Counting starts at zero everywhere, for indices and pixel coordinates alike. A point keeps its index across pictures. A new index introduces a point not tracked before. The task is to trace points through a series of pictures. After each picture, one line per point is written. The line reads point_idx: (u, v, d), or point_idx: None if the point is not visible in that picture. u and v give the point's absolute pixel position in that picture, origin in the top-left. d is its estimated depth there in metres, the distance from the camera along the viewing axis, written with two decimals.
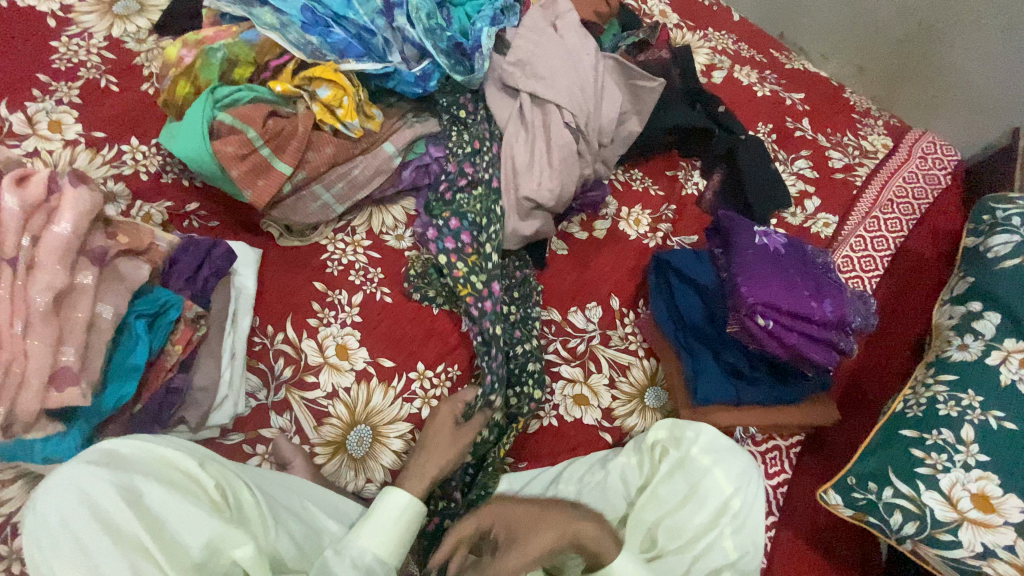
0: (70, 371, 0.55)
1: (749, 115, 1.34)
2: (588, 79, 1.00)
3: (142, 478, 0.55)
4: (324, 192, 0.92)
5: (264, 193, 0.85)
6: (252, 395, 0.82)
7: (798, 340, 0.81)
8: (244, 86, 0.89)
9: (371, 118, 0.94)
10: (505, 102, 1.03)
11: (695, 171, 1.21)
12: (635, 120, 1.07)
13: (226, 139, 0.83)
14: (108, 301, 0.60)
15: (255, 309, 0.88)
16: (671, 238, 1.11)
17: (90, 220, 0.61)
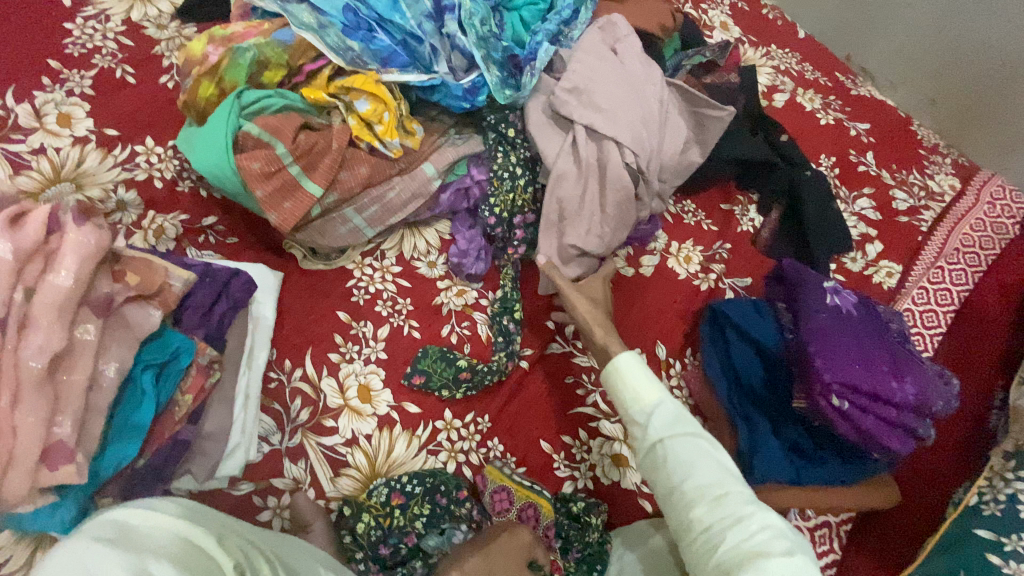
0: (66, 446, 0.47)
1: (812, 144, 1.23)
2: (653, 113, 0.90)
3: (153, 557, 0.47)
4: (355, 214, 0.84)
5: (290, 216, 0.77)
6: (266, 439, 0.75)
7: (873, 424, 0.74)
8: (273, 90, 0.81)
9: (411, 134, 0.87)
10: (554, 136, 0.90)
11: (751, 206, 1.11)
12: (697, 151, 0.96)
13: (252, 154, 0.74)
14: (112, 358, 0.52)
15: (273, 341, 0.80)
16: (724, 281, 1.02)
17: (97, 263, 0.52)
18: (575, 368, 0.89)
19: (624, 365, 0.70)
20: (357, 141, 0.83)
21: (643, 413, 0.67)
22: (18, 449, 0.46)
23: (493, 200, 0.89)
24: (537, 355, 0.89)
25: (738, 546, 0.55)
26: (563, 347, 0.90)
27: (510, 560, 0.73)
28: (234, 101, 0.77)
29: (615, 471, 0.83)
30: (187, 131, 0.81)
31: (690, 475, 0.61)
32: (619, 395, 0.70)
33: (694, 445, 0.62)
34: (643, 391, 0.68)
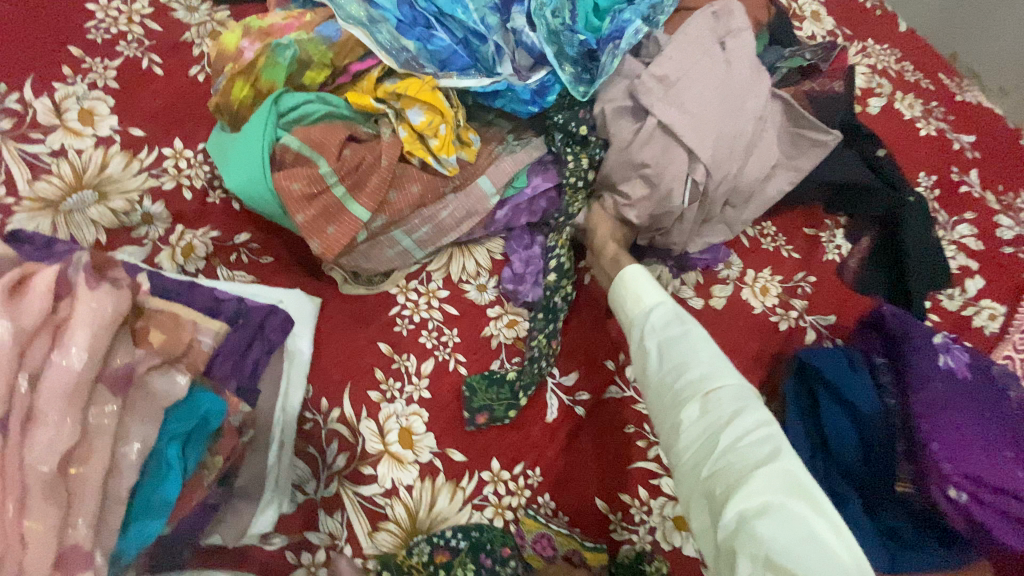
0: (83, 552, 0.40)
1: (909, 159, 1.09)
2: (745, 132, 0.77)
3: None
4: (405, 236, 0.76)
5: (331, 243, 0.68)
6: (300, 488, 0.68)
7: (995, 521, 0.63)
8: (315, 94, 0.71)
9: (466, 144, 0.78)
10: (626, 128, 0.78)
11: (839, 231, 0.99)
12: (788, 176, 0.85)
13: (296, 172, 0.67)
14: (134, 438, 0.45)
15: (310, 376, 0.73)
16: (805, 318, 0.91)
17: (115, 330, 0.44)
18: (636, 416, 0.80)
19: (629, 271, 0.71)
20: (408, 157, 0.74)
21: (644, 313, 0.68)
22: (25, 562, 0.38)
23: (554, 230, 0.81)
24: (594, 400, 0.80)
25: (732, 443, 0.53)
26: (622, 391, 0.81)
27: None
28: (272, 108, 0.68)
29: (676, 535, 0.74)
30: (220, 136, 0.72)
31: (682, 366, 0.60)
32: (627, 310, 0.70)
33: (688, 339, 0.61)
34: (643, 294, 0.68)
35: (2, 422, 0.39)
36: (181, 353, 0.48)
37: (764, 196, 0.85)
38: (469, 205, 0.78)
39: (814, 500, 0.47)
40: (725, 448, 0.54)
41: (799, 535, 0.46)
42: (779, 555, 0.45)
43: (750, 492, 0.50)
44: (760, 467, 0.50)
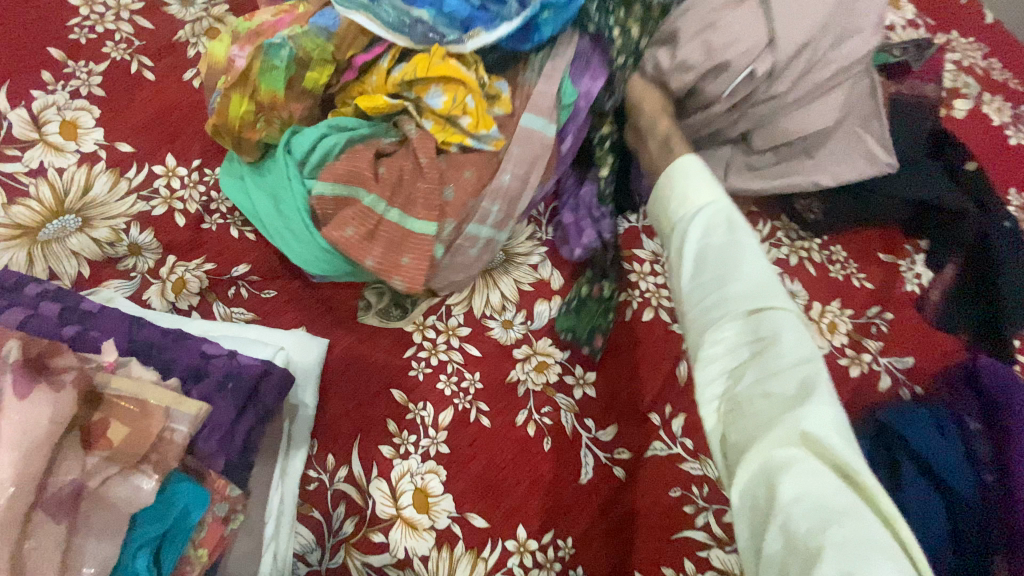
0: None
1: (1001, 173, 0.94)
2: (828, 64, 0.67)
3: None
4: (483, 226, 0.66)
5: (406, 276, 0.62)
6: (302, 558, 0.61)
7: None
8: (326, 123, 0.63)
9: (497, 97, 0.68)
10: None
11: (919, 256, 0.86)
12: (821, 178, 0.72)
13: (341, 218, 0.62)
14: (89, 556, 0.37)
15: (315, 429, 0.65)
16: (879, 360, 0.79)
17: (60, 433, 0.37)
18: (683, 477, 0.69)
19: (680, 169, 0.54)
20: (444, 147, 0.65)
21: (686, 216, 0.52)
22: None
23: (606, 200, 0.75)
24: (634, 457, 0.70)
25: (762, 380, 0.43)
26: (668, 448, 0.71)
27: None
28: (290, 159, 0.63)
29: None
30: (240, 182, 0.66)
31: (723, 284, 0.47)
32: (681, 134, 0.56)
33: (734, 252, 0.48)
34: (695, 195, 0.52)
35: None
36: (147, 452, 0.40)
37: (783, 177, 0.72)
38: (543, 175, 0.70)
39: (849, 453, 0.39)
40: (757, 384, 0.44)
41: (825, 492, 0.38)
42: (792, 522, 0.38)
43: (777, 436, 0.41)
44: (788, 416, 0.41)
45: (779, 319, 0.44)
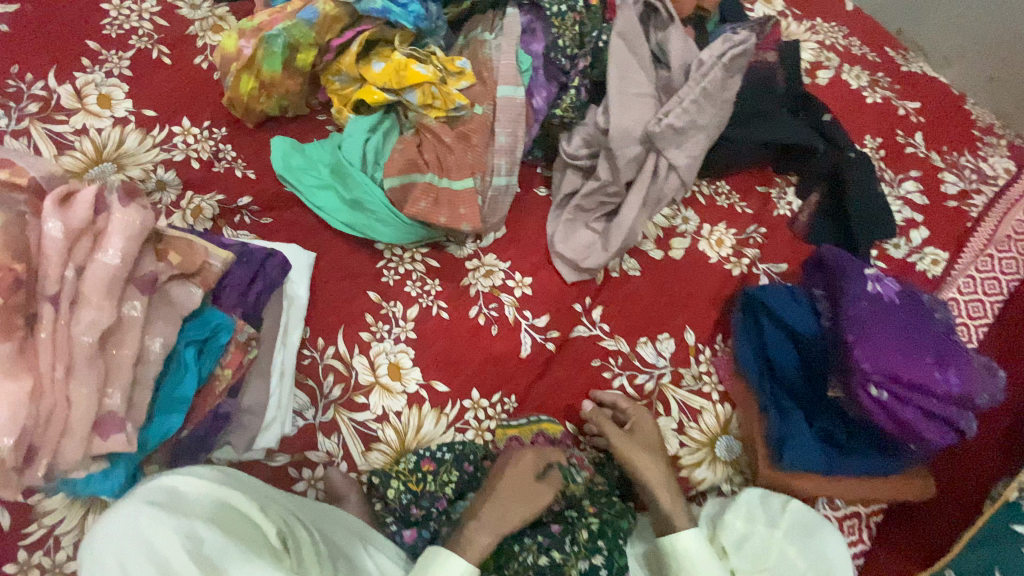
0: (115, 416, 0.51)
1: (857, 124, 1.17)
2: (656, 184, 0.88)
3: (202, 522, 0.51)
4: (499, 177, 0.83)
5: (470, 219, 0.80)
6: (300, 414, 0.77)
7: (913, 415, 0.72)
8: (368, 133, 0.84)
9: (462, 73, 0.83)
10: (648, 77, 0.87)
11: (790, 188, 1.06)
12: (589, 240, 0.91)
13: (414, 196, 0.80)
14: (157, 332, 0.55)
15: (307, 319, 0.82)
16: (758, 266, 0.98)
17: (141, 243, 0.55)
18: (602, 351, 0.88)
19: (689, 552, 0.69)
20: (437, 119, 0.82)
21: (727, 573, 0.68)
22: (71, 419, 0.49)
23: (558, 112, 0.89)
24: (563, 338, 0.89)
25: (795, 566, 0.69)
26: (590, 330, 0.90)
27: (521, 485, 0.69)
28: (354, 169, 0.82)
29: None
30: (298, 175, 0.84)
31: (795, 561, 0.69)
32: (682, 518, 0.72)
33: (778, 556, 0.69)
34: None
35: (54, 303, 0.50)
36: (193, 271, 0.59)
37: (579, 226, 0.92)
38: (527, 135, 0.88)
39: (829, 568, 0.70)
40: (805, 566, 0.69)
41: None
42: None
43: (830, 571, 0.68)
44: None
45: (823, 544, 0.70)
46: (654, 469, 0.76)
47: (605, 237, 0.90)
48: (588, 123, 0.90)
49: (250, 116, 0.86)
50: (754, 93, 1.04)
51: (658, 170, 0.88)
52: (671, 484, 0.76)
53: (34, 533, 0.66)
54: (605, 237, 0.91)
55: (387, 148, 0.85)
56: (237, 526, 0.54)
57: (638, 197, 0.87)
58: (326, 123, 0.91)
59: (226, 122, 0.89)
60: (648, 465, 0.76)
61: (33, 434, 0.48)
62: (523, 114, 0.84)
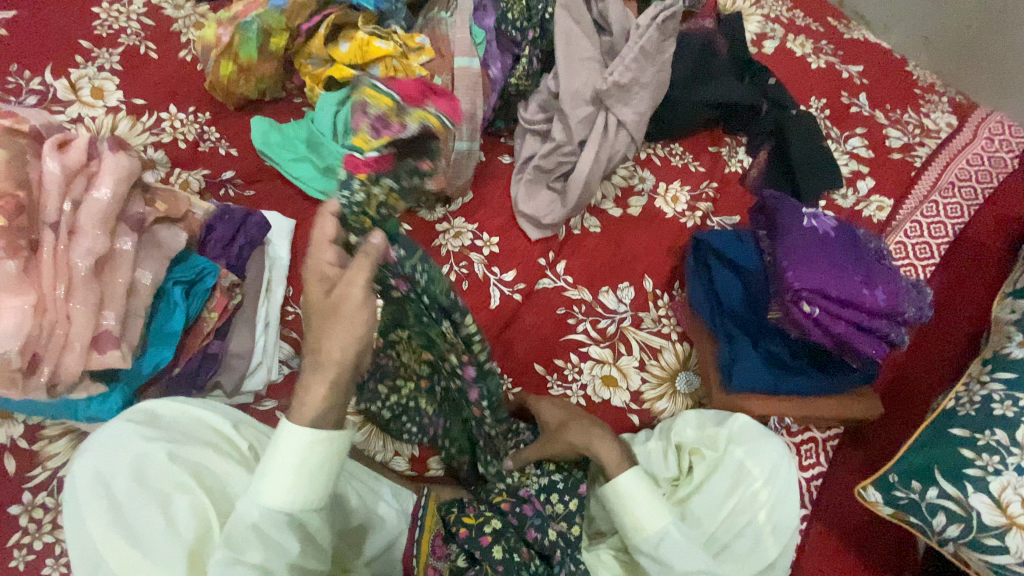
0: (110, 335, 0.63)
1: (801, 88, 1.25)
2: (609, 136, 0.96)
3: (178, 437, 0.61)
4: (461, 142, 0.92)
5: (435, 179, 0.89)
6: (285, 363, 0.81)
7: (845, 329, 0.79)
8: (338, 106, 0.92)
9: (422, 48, 0.94)
10: (585, 44, 0.99)
11: (740, 147, 1.14)
12: (551, 201, 0.97)
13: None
14: (147, 268, 0.69)
15: (289, 279, 0.86)
16: (712, 219, 1.05)
17: (129, 186, 0.69)
18: (566, 300, 0.94)
19: (629, 492, 0.66)
20: (400, 90, 0.93)
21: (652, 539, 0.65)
22: (72, 334, 0.61)
23: (513, 80, 1.00)
24: (529, 289, 0.94)
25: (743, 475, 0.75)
26: (554, 282, 0.95)
27: (322, 316, 0.54)
28: (327, 139, 0.91)
29: (605, 390, 0.89)
30: (273, 146, 0.91)
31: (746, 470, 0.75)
32: (611, 455, 0.70)
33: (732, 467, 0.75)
34: (647, 522, 0.65)
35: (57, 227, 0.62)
36: (179, 217, 0.75)
37: (538, 190, 0.98)
38: (485, 104, 0.98)
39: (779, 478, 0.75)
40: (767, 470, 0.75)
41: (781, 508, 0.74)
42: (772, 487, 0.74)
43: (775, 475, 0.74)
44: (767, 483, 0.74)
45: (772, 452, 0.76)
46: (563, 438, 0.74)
47: (564, 194, 0.96)
48: (542, 90, 1.01)
49: (231, 99, 0.94)
50: (697, 57, 1.12)
51: (608, 126, 0.96)
52: (586, 429, 0.73)
53: (40, 476, 0.72)
54: (565, 193, 0.97)
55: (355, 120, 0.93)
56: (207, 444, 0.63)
57: (591, 151, 0.95)
58: (302, 105, 1.00)
59: (209, 106, 0.97)
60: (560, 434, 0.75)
61: (38, 345, 0.60)
62: (477, 84, 0.94)
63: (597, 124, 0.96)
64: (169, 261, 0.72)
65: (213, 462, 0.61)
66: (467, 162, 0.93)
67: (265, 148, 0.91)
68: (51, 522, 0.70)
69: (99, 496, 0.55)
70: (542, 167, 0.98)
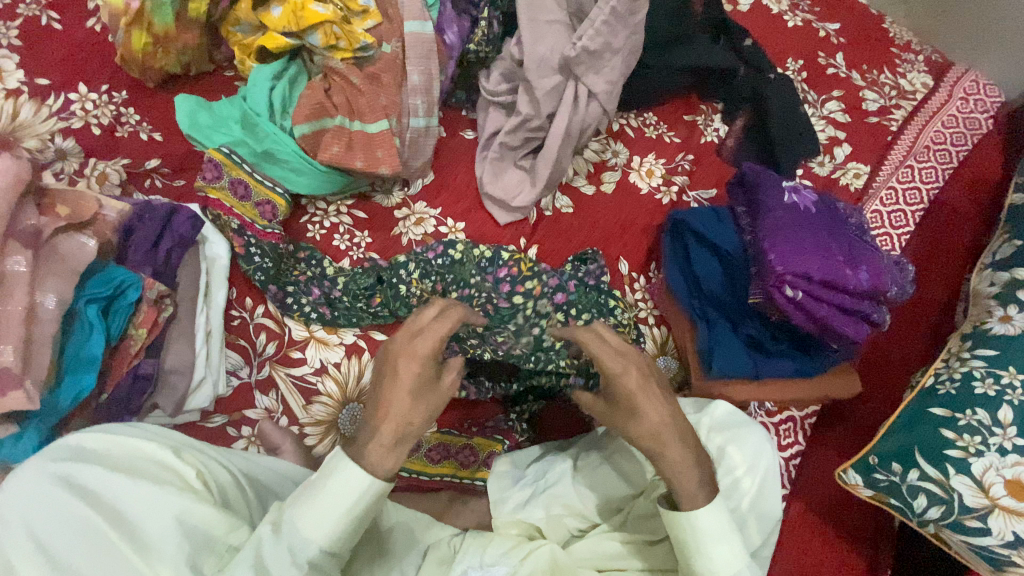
0: (10, 373, 0.55)
1: (778, 49, 1.19)
2: (580, 109, 0.88)
3: (106, 477, 0.53)
4: (416, 118, 0.84)
5: (389, 163, 0.81)
6: (234, 373, 0.74)
7: (828, 312, 0.76)
8: (275, 81, 0.82)
9: (367, 11, 0.84)
10: (548, 4, 0.90)
11: (716, 115, 1.07)
12: (524, 184, 0.89)
13: (325, 142, 0.80)
14: (50, 289, 0.60)
15: (231, 280, 0.78)
16: (688, 193, 0.98)
17: (20, 194, 0.60)
18: None
19: (707, 530, 0.57)
20: (343, 62, 0.83)
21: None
22: None
23: (471, 46, 0.91)
24: None
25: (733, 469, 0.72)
26: None
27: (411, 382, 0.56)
28: (265, 116, 0.81)
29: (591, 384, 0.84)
30: (200, 124, 0.80)
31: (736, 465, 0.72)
32: (689, 478, 0.59)
33: (726, 459, 0.72)
34: (714, 552, 0.57)
35: None
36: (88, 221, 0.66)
37: (507, 172, 0.90)
38: (443, 73, 0.89)
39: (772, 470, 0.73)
40: (754, 463, 0.72)
41: (769, 499, 0.72)
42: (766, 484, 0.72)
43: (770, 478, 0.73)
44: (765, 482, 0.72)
45: (762, 444, 0.74)
46: (639, 428, 0.60)
47: (533, 173, 0.89)
48: (504, 57, 0.92)
49: (149, 76, 0.83)
50: (670, 16, 1.04)
51: (579, 98, 0.88)
52: (671, 430, 0.60)
53: None
54: (534, 170, 0.90)
55: (294, 95, 0.83)
56: (150, 478, 0.54)
57: (560, 127, 0.87)
58: (235, 79, 0.89)
59: (126, 84, 0.84)
60: (646, 412, 0.60)
61: None
62: (432, 53, 0.85)
63: (567, 97, 0.88)
64: (77, 277, 0.62)
65: (153, 502, 0.52)
66: (428, 141, 0.86)
67: (195, 132, 0.81)
68: None
69: (20, 535, 0.48)
70: (509, 149, 0.90)
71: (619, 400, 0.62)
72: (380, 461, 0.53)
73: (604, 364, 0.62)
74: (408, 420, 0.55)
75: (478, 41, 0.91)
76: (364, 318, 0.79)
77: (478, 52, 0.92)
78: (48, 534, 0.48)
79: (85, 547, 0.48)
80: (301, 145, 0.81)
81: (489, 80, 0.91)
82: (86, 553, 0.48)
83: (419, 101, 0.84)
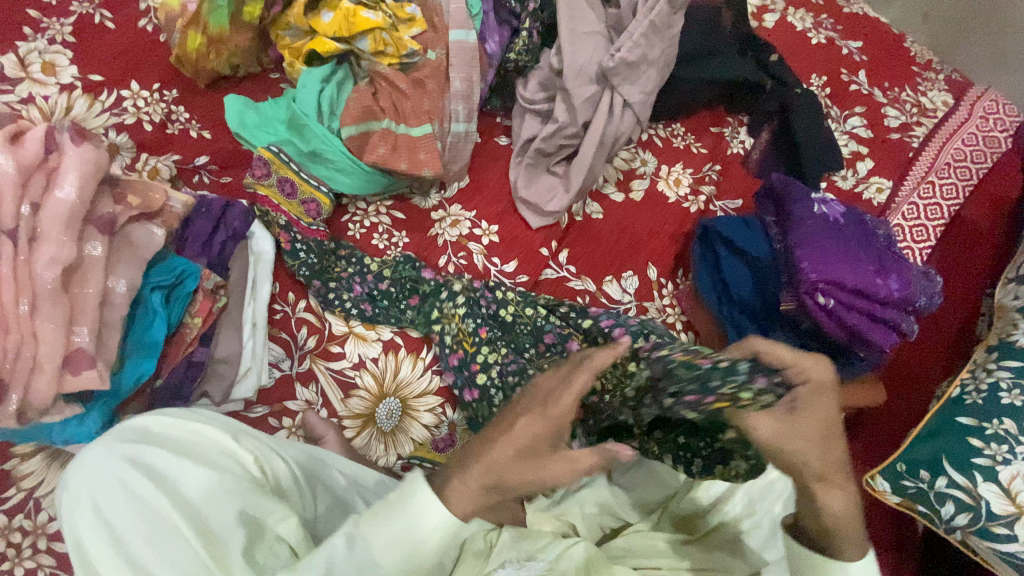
0: (85, 353, 0.58)
1: (803, 64, 1.21)
2: (615, 118, 0.91)
3: (168, 460, 0.53)
4: (457, 123, 0.87)
5: (431, 165, 0.83)
6: (276, 365, 0.76)
7: (858, 320, 0.78)
8: (323, 84, 0.85)
9: (413, 20, 0.88)
10: (586, 15, 0.93)
11: (742, 127, 1.09)
12: (558, 188, 0.91)
13: (372, 144, 0.83)
14: (120, 275, 0.63)
15: (275, 275, 0.80)
16: (714, 203, 1.00)
17: (93, 183, 0.63)
18: (570, 292, 0.88)
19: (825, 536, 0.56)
20: (389, 67, 0.86)
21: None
22: (41, 354, 0.56)
23: (511, 55, 0.94)
24: (532, 281, 0.88)
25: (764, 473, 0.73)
26: (557, 272, 0.89)
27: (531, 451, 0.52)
28: (312, 117, 0.83)
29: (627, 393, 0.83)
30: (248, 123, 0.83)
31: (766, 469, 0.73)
32: (852, 526, 0.56)
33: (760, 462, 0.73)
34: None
35: (14, 236, 0.56)
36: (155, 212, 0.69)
37: (541, 177, 0.92)
38: (482, 80, 0.92)
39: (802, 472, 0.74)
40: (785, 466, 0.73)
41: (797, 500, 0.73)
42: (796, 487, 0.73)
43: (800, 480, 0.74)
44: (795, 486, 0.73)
45: None
46: (830, 454, 0.55)
47: (567, 179, 0.92)
48: (543, 66, 0.95)
49: (201, 75, 0.86)
50: (701, 31, 1.07)
51: (614, 107, 0.91)
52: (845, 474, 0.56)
53: (13, 498, 0.65)
54: (568, 176, 0.92)
55: (341, 99, 0.86)
56: (207, 463, 0.55)
57: (595, 135, 0.90)
58: (280, 81, 0.92)
59: (176, 84, 0.87)
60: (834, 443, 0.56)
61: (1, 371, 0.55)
62: (474, 61, 0.88)
63: (603, 105, 0.91)
64: (144, 265, 0.66)
65: (211, 486, 0.53)
66: (466, 144, 0.88)
67: (243, 131, 0.83)
68: (31, 546, 0.63)
69: (91, 515, 0.51)
70: (543, 155, 0.93)
71: (806, 412, 0.54)
72: (463, 504, 0.51)
73: (803, 373, 0.55)
74: (494, 474, 0.51)
75: (517, 51, 0.95)
76: (403, 317, 0.81)
77: (515, 61, 0.95)
78: (112, 513, 0.50)
79: (147, 527, 0.50)
80: (348, 146, 0.83)
81: (526, 88, 0.94)
82: (147, 533, 0.50)
83: (460, 106, 0.87)
